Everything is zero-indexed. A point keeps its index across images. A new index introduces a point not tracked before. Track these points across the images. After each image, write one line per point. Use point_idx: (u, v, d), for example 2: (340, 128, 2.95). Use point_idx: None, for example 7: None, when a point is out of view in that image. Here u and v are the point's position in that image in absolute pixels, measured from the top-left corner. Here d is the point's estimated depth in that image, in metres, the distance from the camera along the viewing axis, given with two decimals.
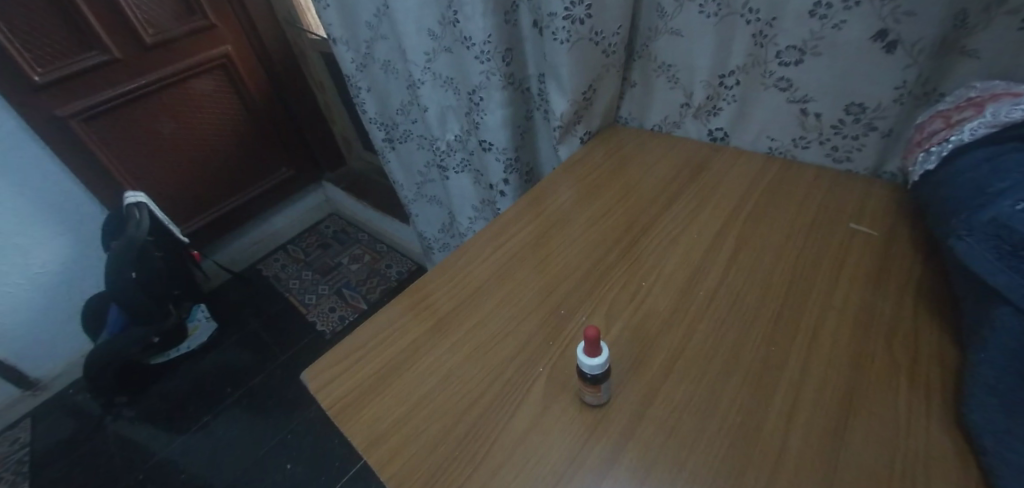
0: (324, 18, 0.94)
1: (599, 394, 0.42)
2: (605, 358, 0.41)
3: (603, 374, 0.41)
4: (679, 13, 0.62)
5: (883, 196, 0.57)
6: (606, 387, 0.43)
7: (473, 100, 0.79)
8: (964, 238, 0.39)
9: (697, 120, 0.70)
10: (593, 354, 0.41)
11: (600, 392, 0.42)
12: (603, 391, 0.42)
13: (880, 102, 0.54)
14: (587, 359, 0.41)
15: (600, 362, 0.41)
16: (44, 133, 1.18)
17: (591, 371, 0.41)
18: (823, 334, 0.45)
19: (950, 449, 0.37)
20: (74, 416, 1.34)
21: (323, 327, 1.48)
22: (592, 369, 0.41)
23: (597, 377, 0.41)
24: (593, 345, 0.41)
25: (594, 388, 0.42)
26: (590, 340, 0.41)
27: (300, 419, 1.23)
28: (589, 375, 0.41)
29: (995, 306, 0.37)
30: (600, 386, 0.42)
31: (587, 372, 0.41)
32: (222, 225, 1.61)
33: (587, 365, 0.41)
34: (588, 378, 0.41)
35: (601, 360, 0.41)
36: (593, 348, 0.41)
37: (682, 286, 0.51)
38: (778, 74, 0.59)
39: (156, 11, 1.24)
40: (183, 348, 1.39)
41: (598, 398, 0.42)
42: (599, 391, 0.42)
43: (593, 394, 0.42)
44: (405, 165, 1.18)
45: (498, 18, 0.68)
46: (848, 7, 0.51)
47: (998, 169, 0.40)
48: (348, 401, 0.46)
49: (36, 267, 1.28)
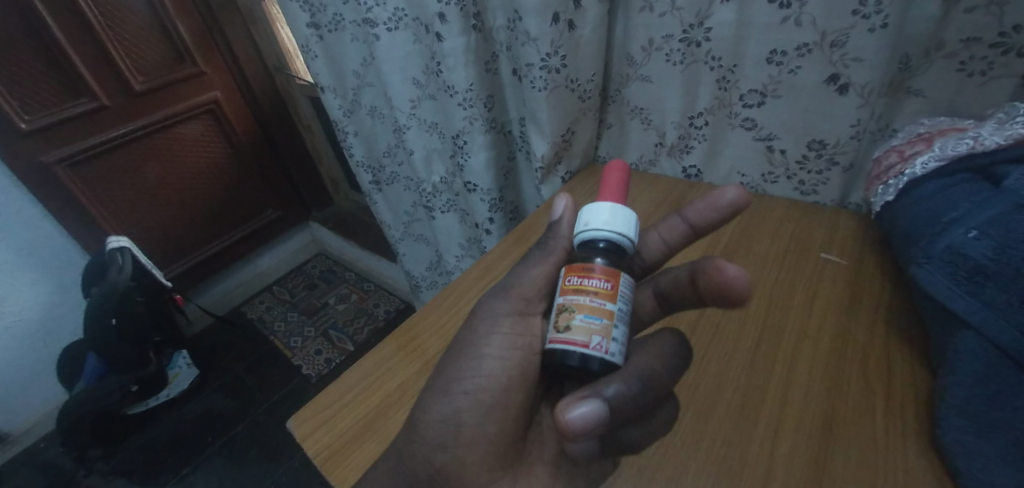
0: (312, 67, 0.98)
1: (580, 355, 0.35)
2: (608, 219, 0.40)
3: (597, 239, 0.40)
4: (647, 61, 0.66)
5: (850, 225, 0.60)
6: (626, 374, 0.36)
7: (457, 143, 0.81)
8: (923, 266, 0.41)
9: (671, 158, 0.73)
10: (556, 228, 0.43)
11: (607, 384, 0.36)
12: (583, 295, 0.36)
13: (838, 138, 0.57)
14: (609, 223, 0.40)
15: (612, 226, 0.39)
16: (28, 179, 1.18)
17: (625, 249, 0.40)
18: (800, 364, 0.46)
19: (929, 473, 0.38)
20: (46, 472, 1.28)
21: (309, 370, 1.45)
22: (621, 272, 0.37)
23: (598, 233, 0.39)
24: (620, 192, 0.42)
25: (609, 338, 0.35)
26: (609, 168, 0.44)
27: (285, 470, 1.20)
28: (603, 235, 0.39)
29: (958, 331, 0.39)
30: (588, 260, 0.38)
31: (623, 312, 0.36)
32: (206, 269, 1.60)
33: (635, 237, 0.41)
34: (625, 324, 0.36)
35: (620, 215, 0.40)
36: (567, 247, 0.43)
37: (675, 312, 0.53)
38: (743, 116, 0.63)
39: (144, 59, 1.27)
40: (163, 397, 1.35)
41: (564, 342, 0.35)
42: (599, 305, 0.35)
43: (604, 359, 0.35)
44: (392, 206, 1.19)
45: (478, 67, 0.72)
46: (801, 54, 0.55)
47: (950, 200, 0.43)
48: (335, 448, 0.46)
49: (12, 314, 1.25)
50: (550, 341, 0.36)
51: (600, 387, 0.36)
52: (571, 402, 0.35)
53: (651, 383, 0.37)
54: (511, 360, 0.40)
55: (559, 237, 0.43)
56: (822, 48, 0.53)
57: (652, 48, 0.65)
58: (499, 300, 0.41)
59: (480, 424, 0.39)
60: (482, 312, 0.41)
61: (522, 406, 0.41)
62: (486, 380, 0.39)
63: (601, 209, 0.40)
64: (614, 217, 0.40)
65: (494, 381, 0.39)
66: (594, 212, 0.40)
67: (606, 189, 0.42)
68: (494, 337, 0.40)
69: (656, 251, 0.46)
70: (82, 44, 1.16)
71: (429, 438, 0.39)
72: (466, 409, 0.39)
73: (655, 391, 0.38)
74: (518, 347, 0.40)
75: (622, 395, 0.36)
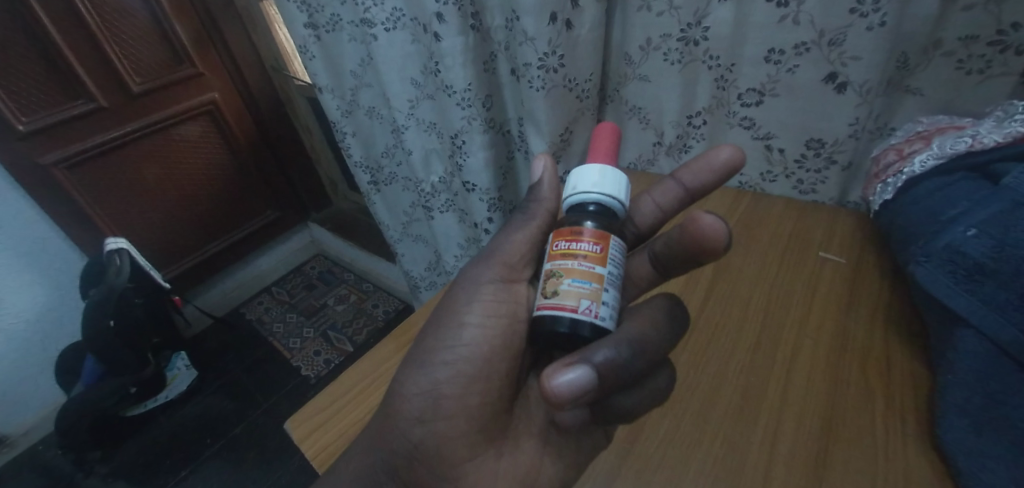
0: (311, 68, 0.98)
1: (569, 321, 0.35)
2: (598, 180, 0.40)
3: (586, 201, 0.40)
4: (645, 60, 0.66)
5: (849, 223, 0.60)
6: (618, 338, 0.36)
7: (455, 143, 0.81)
8: (921, 264, 0.41)
9: (669, 158, 0.73)
10: (536, 191, 0.46)
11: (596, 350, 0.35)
12: (572, 258, 0.36)
13: (836, 137, 0.57)
14: (598, 183, 0.40)
15: (602, 187, 0.40)
16: (27, 181, 1.17)
17: (614, 211, 0.41)
18: (799, 363, 0.46)
19: (928, 472, 0.38)
20: (43, 475, 1.28)
21: (308, 371, 1.45)
22: (610, 235, 0.37)
23: (588, 192, 0.40)
24: (608, 156, 0.43)
25: (598, 302, 0.35)
26: (598, 133, 0.45)
27: (283, 471, 1.19)
28: (593, 195, 0.40)
29: (958, 329, 0.39)
30: (578, 222, 0.39)
31: (613, 277, 0.36)
32: (205, 270, 1.60)
33: (625, 200, 0.41)
34: (614, 289, 0.36)
35: (609, 178, 0.41)
36: (549, 210, 0.45)
37: (680, 284, 0.56)
38: (741, 115, 0.63)
39: (141, 60, 1.26)
40: (161, 398, 1.35)
41: (553, 307, 0.35)
42: (587, 267, 0.35)
43: (594, 324, 0.35)
44: (390, 206, 1.19)
45: (477, 67, 0.72)
46: (799, 53, 0.55)
47: (949, 198, 0.43)
48: (333, 448, 0.46)
49: (10, 316, 1.25)
50: (539, 307, 0.36)
51: (589, 351, 0.35)
52: (558, 369, 0.34)
53: (642, 349, 0.37)
54: (492, 328, 0.41)
55: (542, 200, 0.45)
56: (820, 47, 0.53)
57: (650, 47, 0.65)
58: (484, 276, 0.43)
59: (460, 398, 0.40)
60: (464, 280, 0.43)
61: (505, 381, 0.42)
62: (466, 349, 0.40)
63: (590, 172, 0.41)
64: (602, 178, 0.41)
65: (474, 351, 0.40)
66: (583, 175, 0.41)
67: (596, 156, 0.43)
68: (474, 305, 0.42)
69: (650, 215, 0.48)
70: (80, 45, 1.15)
71: (410, 416, 0.39)
72: (445, 380, 0.39)
73: (647, 361, 0.38)
74: (501, 314, 0.42)
75: (612, 360, 0.35)
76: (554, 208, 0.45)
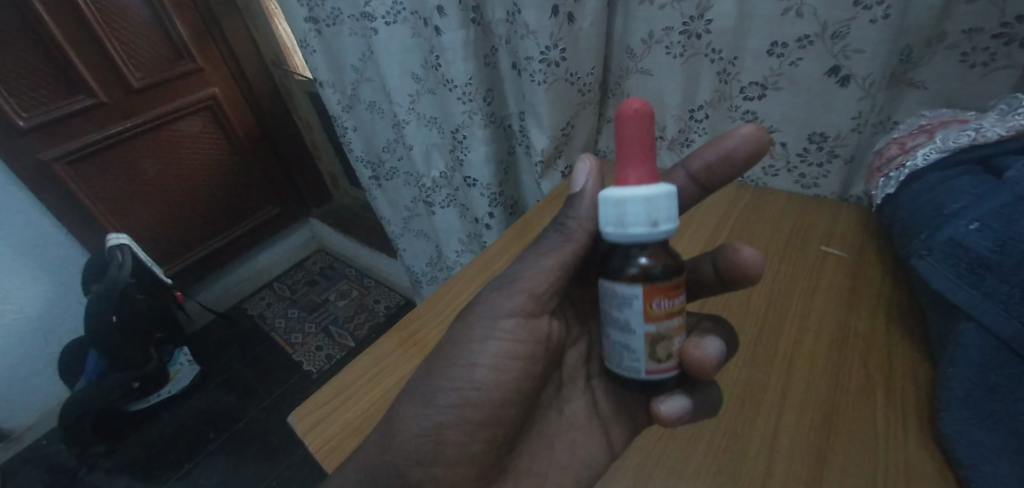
0: (311, 62, 0.97)
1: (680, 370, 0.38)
2: (641, 215, 0.35)
3: (634, 242, 0.35)
4: (647, 54, 0.66)
5: (850, 217, 0.60)
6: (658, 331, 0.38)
7: (456, 138, 0.81)
8: (924, 258, 0.41)
9: (672, 152, 0.73)
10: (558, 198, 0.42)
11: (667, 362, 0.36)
12: (673, 318, 0.36)
13: (839, 131, 0.57)
14: (643, 219, 0.35)
15: (649, 221, 0.35)
16: (27, 177, 1.18)
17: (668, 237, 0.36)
18: (801, 356, 0.47)
19: (928, 465, 0.38)
20: (48, 470, 1.28)
21: (310, 366, 1.45)
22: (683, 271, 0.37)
23: (636, 234, 0.35)
24: (648, 164, 0.36)
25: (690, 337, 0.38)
26: (630, 128, 0.36)
27: (286, 465, 1.20)
28: (639, 235, 0.35)
29: (960, 323, 0.39)
30: (627, 261, 0.36)
31: None
32: (206, 266, 1.60)
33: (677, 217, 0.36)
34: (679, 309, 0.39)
35: (655, 205, 0.35)
36: (589, 229, 0.40)
37: None
38: (743, 108, 0.63)
39: (141, 55, 1.26)
40: (164, 393, 1.35)
41: (665, 370, 0.36)
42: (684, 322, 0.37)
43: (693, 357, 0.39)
44: (392, 201, 1.19)
45: (478, 61, 0.71)
46: (802, 46, 0.54)
47: (952, 192, 0.43)
48: (337, 442, 0.46)
49: (13, 312, 1.25)
50: (645, 373, 0.36)
51: (695, 372, 0.39)
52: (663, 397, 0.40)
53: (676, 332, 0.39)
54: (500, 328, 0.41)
55: (581, 217, 0.40)
56: (823, 40, 0.52)
57: (652, 40, 0.64)
58: (503, 292, 0.41)
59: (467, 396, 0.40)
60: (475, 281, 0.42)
61: None
62: (471, 348, 0.40)
63: (636, 203, 0.35)
64: (655, 210, 0.35)
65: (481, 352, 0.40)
66: (625, 210, 0.35)
67: (631, 168, 0.36)
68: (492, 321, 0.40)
69: None
70: (79, 40, 1.15)
71: (414, 411, 0.39)
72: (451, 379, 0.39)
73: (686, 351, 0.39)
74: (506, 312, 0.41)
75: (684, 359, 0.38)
76: (594, 227, 0.41)
